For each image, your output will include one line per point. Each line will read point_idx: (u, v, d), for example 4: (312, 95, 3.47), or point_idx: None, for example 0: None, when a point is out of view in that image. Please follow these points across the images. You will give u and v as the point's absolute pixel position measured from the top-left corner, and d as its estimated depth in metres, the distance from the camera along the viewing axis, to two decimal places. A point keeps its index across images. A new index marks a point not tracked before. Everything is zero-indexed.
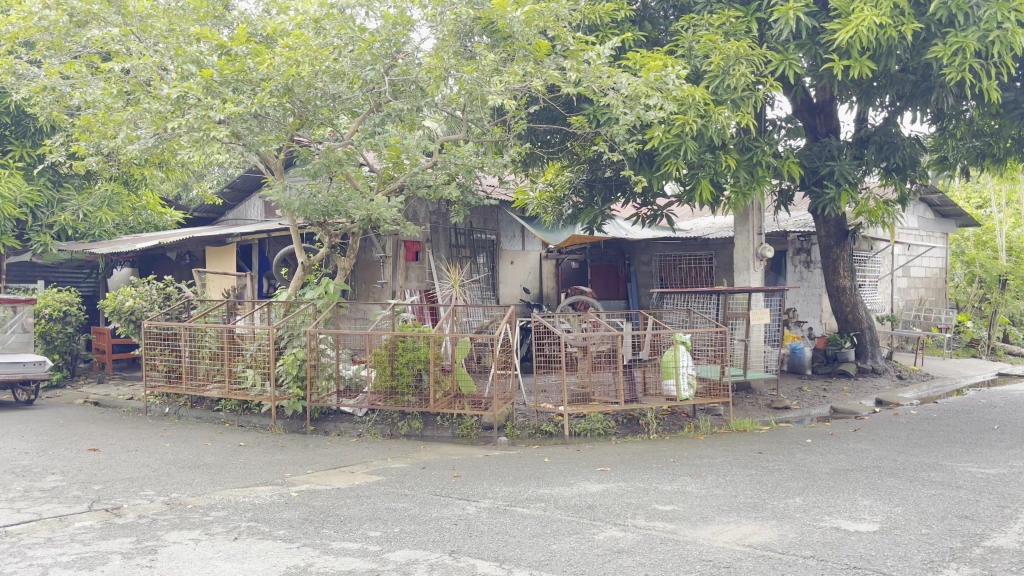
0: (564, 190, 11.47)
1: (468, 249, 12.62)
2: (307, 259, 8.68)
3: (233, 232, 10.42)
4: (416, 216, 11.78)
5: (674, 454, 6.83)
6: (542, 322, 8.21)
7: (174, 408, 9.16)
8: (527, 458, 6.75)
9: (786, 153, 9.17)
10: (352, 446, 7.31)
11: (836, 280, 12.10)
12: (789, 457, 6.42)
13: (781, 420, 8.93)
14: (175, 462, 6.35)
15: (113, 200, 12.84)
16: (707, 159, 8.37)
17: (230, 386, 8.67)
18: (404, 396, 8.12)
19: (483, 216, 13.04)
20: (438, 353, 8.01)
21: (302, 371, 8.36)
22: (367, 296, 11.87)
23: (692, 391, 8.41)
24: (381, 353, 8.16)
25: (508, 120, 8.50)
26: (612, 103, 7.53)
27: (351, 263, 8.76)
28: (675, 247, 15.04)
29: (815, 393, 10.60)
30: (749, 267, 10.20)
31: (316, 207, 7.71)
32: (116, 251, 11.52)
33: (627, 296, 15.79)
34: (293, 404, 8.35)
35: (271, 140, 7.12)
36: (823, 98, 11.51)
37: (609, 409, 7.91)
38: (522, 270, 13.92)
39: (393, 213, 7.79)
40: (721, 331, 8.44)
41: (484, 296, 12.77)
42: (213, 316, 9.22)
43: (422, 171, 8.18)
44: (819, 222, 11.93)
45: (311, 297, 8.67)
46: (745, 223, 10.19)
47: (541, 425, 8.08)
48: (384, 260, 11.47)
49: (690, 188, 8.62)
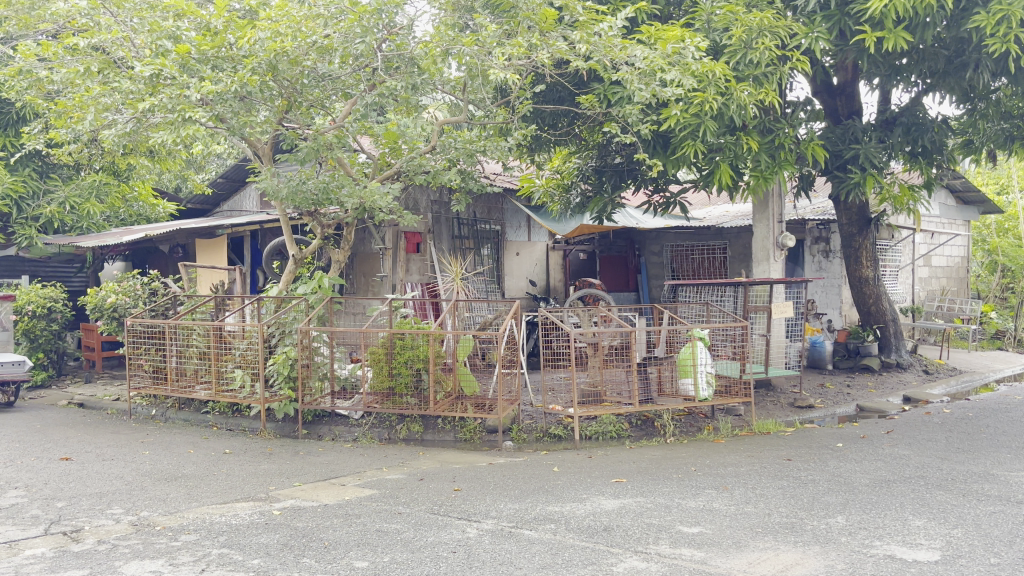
0: (572, 178, 10.97)
1: (472, 240, 12.12)
2: (298, 252, 8.12)
3: (224, 223, 9.89)
4: (417, 206, 11.20)
5: (695, 462, 6.27)
6: (549, 316, 7.70)
7: (160, 411, 8.65)
8: (535, 467, 6.19)
9: (810, 135, 8.58)
10: (346, 453, 6.78)
11: (858, 270, 11.52)
12: (822, 465, 5.86)
13: (806, 421, 8.37)
14: (152, 474, 5.83)
15: (102, 191, 12.23)
16: (726, 141, 7.79)
17: (218, 388, 8.13)
18: (403, 397, 7.62)
19: (487, 206, 12.50)
20: (439, 350, 7.53)
21: (294, 371, 7.83)
22: (367, 289, 11.32)
23: (712, 390, 7.81)
24: (377, 351, 7.65)
25: (512, 101, 7.92)
26: (624, 78, 6.97)
27: (346, 255, 8.21)
28: (687, 236, 14.48)
29: (839, 389, 10.03)
30: (769, 257, 9.62)
31: (306, 195, 7.16)
32: (103, 243, 11.05)
33: (638, 288, 15.26)
34: (284, 406, 7.81)
35: (255, 123, 6.59)
36: (846, 77, 10.89)
37: (622, 410, 7.37)
38: (529, 261, 13.40)
39: (388, 200, 7.22)
40: (744, 326, 7.93)
41: (488, 290, 12.25)
42: (200, 312, 8.68)
43: (420, 155, 7.63)
44: (840, 208, 11.37)
45: (303, 293, 8.13)
46: (765, 211, 9.62)
47: (549, 429, 7.55)
48: (383, 252, 10.94)
49: (707, 173, 8.06)
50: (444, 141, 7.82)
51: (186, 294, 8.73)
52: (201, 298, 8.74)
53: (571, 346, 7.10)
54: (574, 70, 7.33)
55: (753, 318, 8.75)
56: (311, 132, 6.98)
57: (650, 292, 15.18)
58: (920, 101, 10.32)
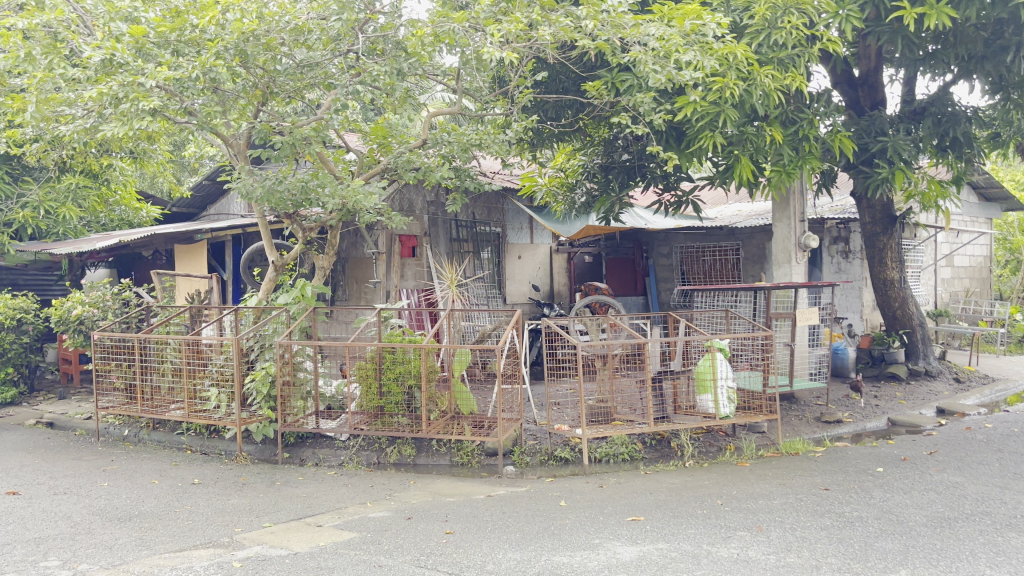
0: (577, 176, 10.30)
1: (471, 243, 11.48)
2: (279, 258, 7.42)
3: (203, 228, 9.19)
4: (412, 208, 10.53)
5: (720, 493, 5.55)
6: (554, 327, 7.06)
7: (132, 432, 7.96)
8: (540, 500, 5.47)
9: (836, 126, 7.88)
10: (329, 483, 6.08)
11: (882, 272, 10.79)
12: (867, 498, 5.14)
13: (836, 439, 7.65)
14: (104, 513, 5.14)
15: (79, 195, 11.60)
16: (747, 131, 7.14)
17: (192, 408, 7.43)
18: (394, 417, 6.92)
19: (487, 207, 11.84)
20: (432, 365, 6.87)
21: (274, 390, 7.14)
22: (359, 297, 10.63)
23: (733, 406, 7.10)
24: (365, 367, 6.98)
25: (511, 90, 7.25)
26: (637, 60, 6.29)
27: (331, 261, 7.50)
28: (698, 237, 13.77)
29: (866, 401, 9.31)
30: (791, 260, 8.91)
31: (284, 196, 6.47)
32: (77, 250, 10.38)
33: (646, 292, 14.53)
34: (263, 427, 7.12)
35: (219, 114, 5.93)
36: (869, 66, 10.16)
37: (635, 431, 6.65)
38: (531, 264, 12.76)
39: (374, 199, 6.51)
40: (768, 335, 7.25)
41: (488, 295, 11.58)
42: (174, 325, 8.00)
43: (409, 151, 6.91)
44: (863, 207, 10.66)
45: (284, 302, 7.44)
46: (785, 210, 8.94)
47: (554, 451, 6.82)
48: (376, 257, 10.21)
49: (726, 168, 7.44)
50: (436, 134, 7.14)
51: (159, 306, 8.04)
52: (175, 309, 8.05)
53: (579, 360, 6.45)
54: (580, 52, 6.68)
55: (776, 327, 8.05)
56: (289, 125, 6.34)
57: (659, 296, 14.39)
58: (949, 90, 9.61)
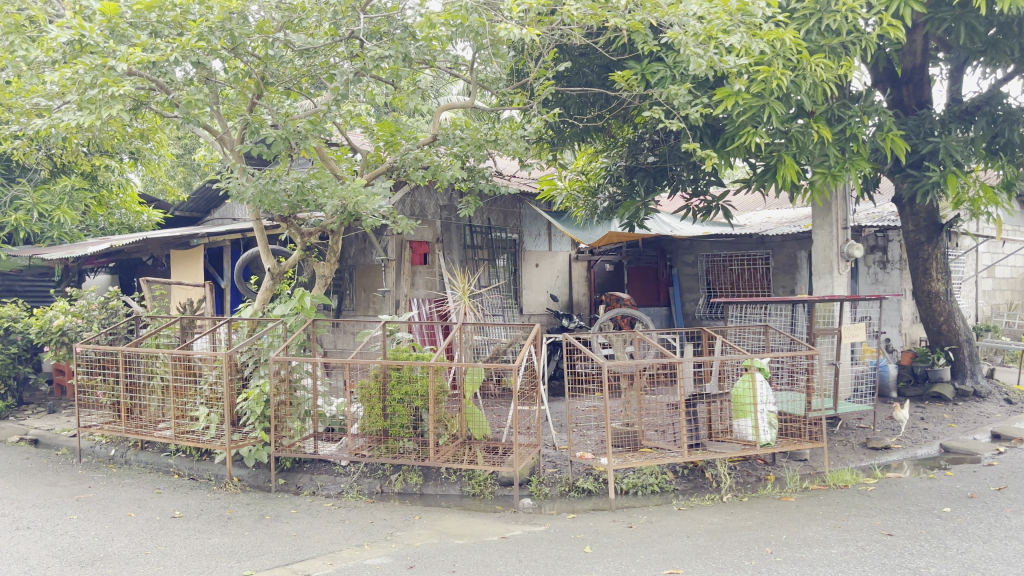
0: (599, 179, 9.74)
1: (486, 250, 10.87)
2: (276, 265, 6.81)
3: (199, 232, 8.62)
4: (423, 212, 9.94)
5: (767, 537, 4.85)
6: (576, 341, 6.43)
7: (119, 452, 7.36)
8: (563, 544, 4.80)
9: (885, 125, 7.20)
10: (326, 518, 5.44)
11: (927, 284, 10.05)
12: (942, 549, 4.43)
13: (887, 469, 6.92)
14: (65, 555, 4.52)
15: (76, 197, 11.09)
16: (793, 128, 6.56)
17: (179, 429, 6.81)
18: (399, 441, 6.30)
19: (503, 212, 11.24)
20: (442, 384, 6.26)
21: (269, 409, 6.53)
22: (367, 306, 10.03)
23: (774, 433, 6.42)
24: (368, 387, 6.39)
25: (531, 83, 6.65)
26: (676, 41, 5.75)
27: (333, 269, 6.87)
28: (725, 245, 13.09)
29: (913, 424, 8.55)
30: (832, 270, 8.21)
31: (278, 197, 5.88)
32: (70, 255, 9.86)
33: (670, 302, 13.88)
34: (256, 451, 6.49)
35: (199, 104, 5.47)
36: (913, 64, 9.42)
37: (666, 461, 5.97)
38: (549, 272, 12.14)
39: (377, 200, 5.88)
40: (813, 354, 6.55)
41: (505, 304, 10.96)
42: (164, 336, 7.42)
43: (417, 149, 6.29)
44: (906, 213, 9.93)
45: (281, 313, 6.86)
46: (826, 216, 8.26)
47: (576, 481, 6.15)
48: (385, 264, 9.59)
49: (766, 169, 6.87)
50: (446, 129, 6.52)
51: (148, 315, 7.46)
52: (165, 319, 7.47)
53: (603, 380, 5.80)
54: (612, 36, 6.17)
55: (820, 344, 7.35)
56: (282, 118, 5.79)
57: (683, 307, 13.77)
58: (1001, 89, 8.92)
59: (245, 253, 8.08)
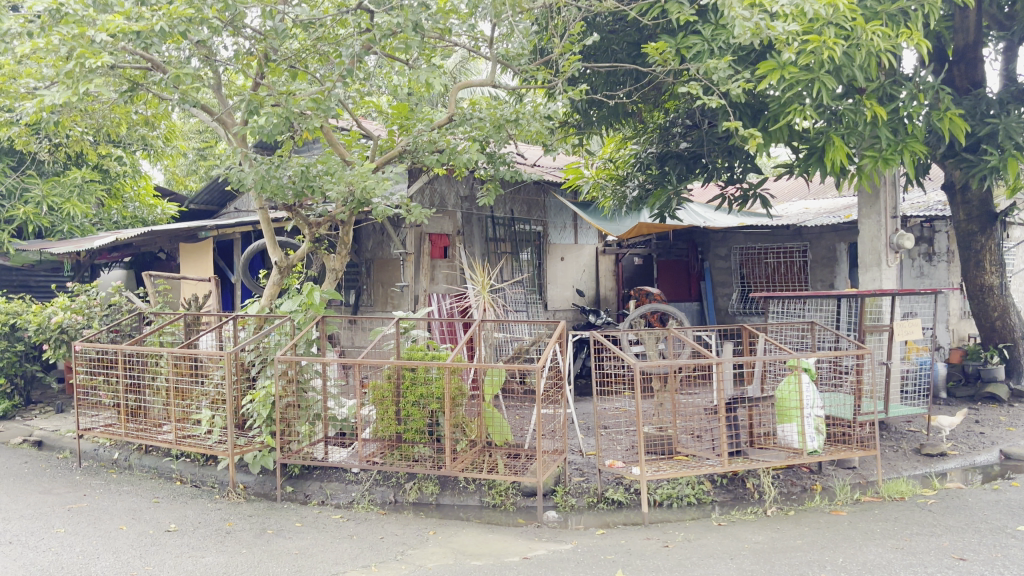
0: (629, 167, 9.21)
1: (509, 243, 10.39)
2: (283, 258, 6.39)
3: (206, 224, 8.25)
4: (442, 203, 9.48)
5: (822, 560, 4.33)
6: (605, 339, 5.87)
7: (122, 456, 6.99)
8: (593, 566, 4.31)
9: (943, 103, 6.59)
10: (334, 532, 5.00)
11: (979, 277, 9.41)
12: None
13: (945, 479, 6.35)
14: None
15: (87, 190, 10.77)
16: (842, 106, 6.03)
17: (181, 434, 6.41)
18: (415, 447, 5.86)
19: (527, 203, 10.75)
20: (459, 386, 5.80)
21: (275, 412, 6.11)
22: (385, 301, 9.61)
23: (822, 439, 5.89)
24: (381, 388, 5.95)
25: (556, 59, 6.17)
26: (721, 4, 5.32)
27: (344, 262, 6.44)
28: (759, 237, 12.50)
29: (970, 428, 7.93)
30: (881, 262, 7.62)
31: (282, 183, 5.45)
32: (78, 249, 9.53)
33: (702, 297, 13.36)
34: (263, 457, 6.07)
35: (189, 79, 5.25)
36: (966, 42, 8.77)
37: (704, 471, 5.46)
38: (574, 266, 11.65)
39: (388, 186, 5.42)
40: (864, 353, 5.99)
41: (528, 300, 10.48)
42: (168, 334, 7.04)
43: (432, 131, 5.83)
44: (957, 202, 9.29)
45: (288, 310, 6.41)
46: (873, 205, 7.66)
47: (605, 493, 5.67)
48: (403, 258, 9.16)
49: (812, 153, 6.37)
50: (464, 109, 6.06)
51: (152, 312, 7.09)
52: (170, 315, 7.09)
53: (635, 382, 5.32)
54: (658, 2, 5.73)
55: (870, 342, 6.77)
56: (283, 97, 5.35)
57: (715, 302, 13.25)
58: None
59: (252, 246, 7.67)
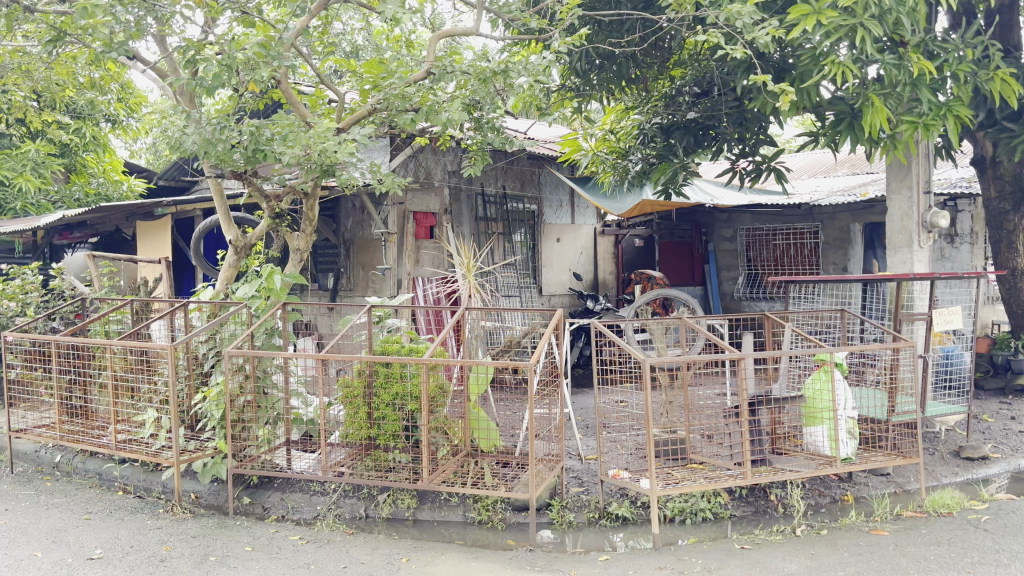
0: (631, 139, 8.40)
1: (501, 223, 9.59)
2: (239, 236, 5.64)
3: (162, 199, 7.46)
4: (428, 178, 8.68)
5: None
6: (605, 329, 5.03)
7: (61, 459, 6.21)
8: None
9: (995, 60, 5.77)
10: (288, 560, 4.23)
11: (1012, 259, 8.64)
12: None
13: (992, 487, 5.60)
14: None
15: (42, 163, 9.95)
16: (883, 59, 5.24)
17: (121, 439, 5.62)
18: (390, 454, 5.11)
19: (520, 179, 9.96)
20: (440, 383, 5.04)
21: (230, 413, 5.35)
22: (365, 286, 8.83)
23: (855, 445, 5.17)
24: (351, 386, 5.19)
25: (553, 3, 5.42)
26: None
27: (309, 241, 5.64)
28: (768, 218, 11.73)
29: (1007, 424, 7.18)
30: (912, 242, 6.85)
31: (229, 146, 4.69)
32: (26, 228, 8.72)
33: (706, 281, 12.59)
34: (215, 465, 5.27)
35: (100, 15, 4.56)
36: None
37: (724, 484, 4.72)
38: (571, 248, 10.89)
39: (353, 150, 4.62)
40: (904, 345, 5.23)
41: (521, 284, 9.70)
42: (114, 323, 6.26)
43: (407, 86, 5.05)
44: (989, 177, 8.50)
45: (244, 294, 5.49)
46: (905, 178, 6.87)
47: (608, 507, 4.94)
48: (385, 238, 8.37)
49: (840, 118, 5.75)
50: (445, 61, 5.26)
51: (95, 297, 6.31)
52: (115, 300, 6.31)
53: (644, 380, 4.57)
54: None
55: (906, 331, 5.99)
56: (227, 43, 4.56)
57: (720, 286, 12.48)
58: None
59: (207, 219, 6.97)
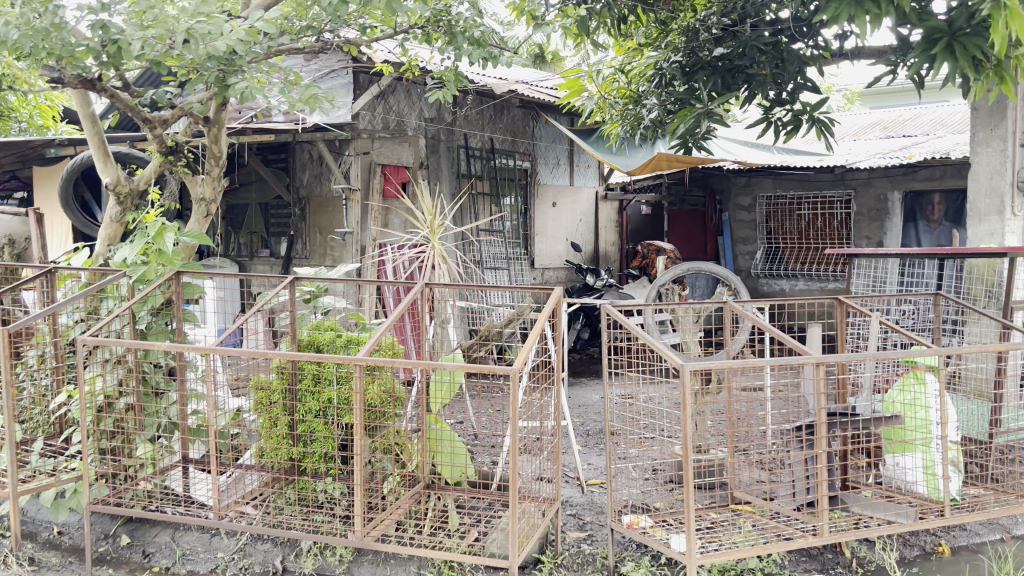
0: (647, 82, 6.71)
1: (485, 181, 8.11)
2: (121, 177, 4.29)
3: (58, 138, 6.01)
4: (398, 122, 7.15)
5: None
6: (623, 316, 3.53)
7: None
8: None
9: None
10: None
11: None
12: None
13: None
14: None
15: None
16: None
17: None
18: (318, 484, 3.66)
19: (511, 131, 8.48)
20: (387, 388, 3.59)
21: (100, 422, 3.88)
22: (323, 252, 7.34)
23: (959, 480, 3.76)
24: (267, 390, 3.73)
25: None
26: None
27: (216, 187, 4.32)
28: (792, 184, 10.24)
29: None
30: (1004, 208, 5.37)
31: (69, 37, 3.55)
32: None
33: (719, 255, 11.12)
34: (74, 495, 3.78)
35: None
36: None
37: (792, 545, 3.26)
38: (568, 214, 9.41)
39: None
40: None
41: (510, 254, 8.20)
42: None
43: None
44: None
45: (125, 258, 4.06)
46: (998, 124, 5.37)
47: (621, 565, 3.52)
48: (346, 195, 6.88)
49: (934, 38, 4.35)
50: None
51: None
52: None
53: (680, 391, 3.14)
54: None
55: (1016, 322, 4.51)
56: None
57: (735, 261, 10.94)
58: None
59: (81, 158, 5.86)
